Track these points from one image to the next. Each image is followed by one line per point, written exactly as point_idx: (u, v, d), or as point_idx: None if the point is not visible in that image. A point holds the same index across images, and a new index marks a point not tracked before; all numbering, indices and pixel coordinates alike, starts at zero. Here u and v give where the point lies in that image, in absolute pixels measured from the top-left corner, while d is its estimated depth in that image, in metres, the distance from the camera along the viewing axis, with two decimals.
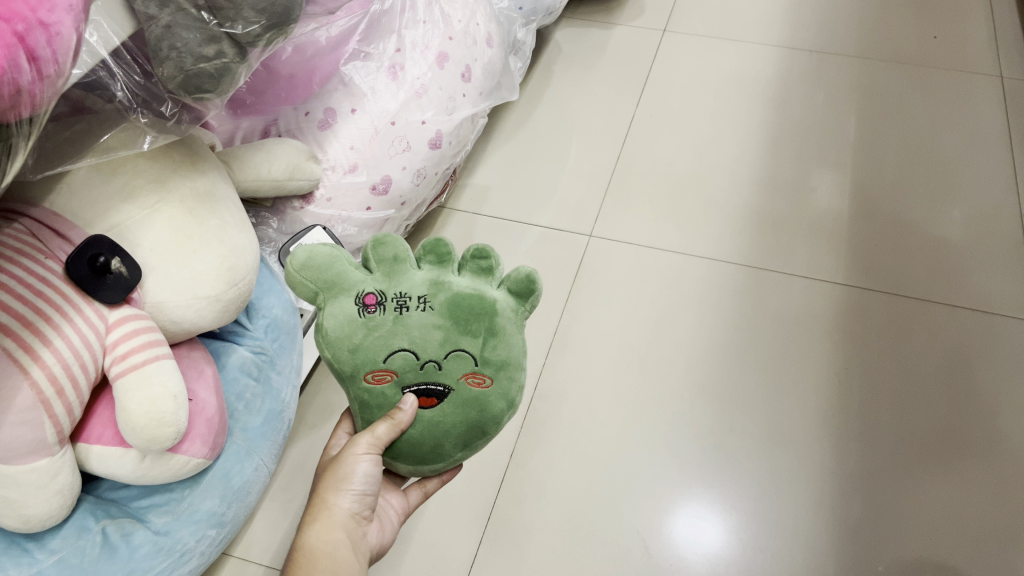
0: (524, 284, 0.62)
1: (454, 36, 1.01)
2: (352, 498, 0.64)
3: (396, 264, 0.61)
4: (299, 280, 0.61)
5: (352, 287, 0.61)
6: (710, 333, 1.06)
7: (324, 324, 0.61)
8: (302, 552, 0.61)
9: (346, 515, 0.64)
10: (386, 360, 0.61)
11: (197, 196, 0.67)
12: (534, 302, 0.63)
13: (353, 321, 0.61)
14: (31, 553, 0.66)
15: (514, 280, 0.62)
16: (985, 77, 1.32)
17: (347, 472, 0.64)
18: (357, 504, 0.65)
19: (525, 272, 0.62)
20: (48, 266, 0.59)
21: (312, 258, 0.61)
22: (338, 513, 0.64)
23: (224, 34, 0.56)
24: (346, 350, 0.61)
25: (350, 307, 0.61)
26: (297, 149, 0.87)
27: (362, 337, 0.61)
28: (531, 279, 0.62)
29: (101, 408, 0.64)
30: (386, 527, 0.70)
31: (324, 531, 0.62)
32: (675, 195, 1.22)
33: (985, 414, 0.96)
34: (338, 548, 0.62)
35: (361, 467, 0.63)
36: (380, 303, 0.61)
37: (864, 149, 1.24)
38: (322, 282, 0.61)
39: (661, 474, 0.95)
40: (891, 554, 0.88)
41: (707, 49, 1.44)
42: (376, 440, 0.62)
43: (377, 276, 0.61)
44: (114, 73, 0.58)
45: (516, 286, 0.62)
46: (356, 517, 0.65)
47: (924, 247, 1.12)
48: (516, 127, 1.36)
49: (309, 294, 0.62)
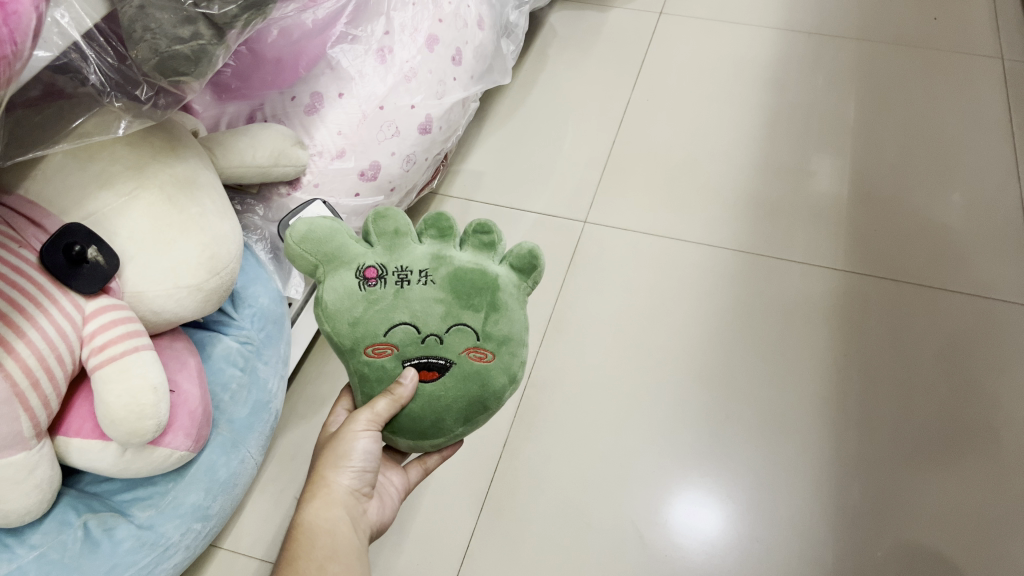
0: (527, 260, 0.61)
1: (444, 18, 0.98)
2: (352, 475, 0.63)
3: (397, 238, 0.60)
4: (298, 253, 0.60)
5: (352, 260, 0.60)
6: (705, 320, 1.05)
7: (324, 297, 0.60)
8: (301, 529, 0.60)
9: (346, 492, 0.63)
10: (387, 333, 0.60)
11: (178, 183, 0.66)
12: (537, 278, 0.62)
13: (353, 294, 0.59)
14: (11, 548, 0.66)
15: (516, 256, 0.61)
16: (986, 59, 1.30)
17: (346, 449, 0.62)
18: (357, 481, 0.63)
19: (527, 248, 0.61)
20: (23, 254, 0.58)
21: (312, 231, 0.59)
22: (337, 490, 0.62)
23: (201, 14, 0.55)
24: (347, 325, 0.60)
25: (349, 280, 0.60)
26: (282, 134, 0.85)
27: (363, 311, 0.59)
28: (533, 254, 0.61)
29: (79, 400, 0.63)
30: (386, 504, 0.69)
31: (323, 509, 0.61)
32: (671, 180, 1.20)
33: (985, 401, 0.95)
34: (337, 526, 0.60)
35: (360, 444, 0.62)
36: (381, 276, 0.59)
37: (862, 134, 1.22)
38: (322, 255, 0.60)
39: (656, 463, 0.94)
40: (890, 543, 0.87)
41: (704, 31, 1.41)
42: (376, 416, 0.61)
43: (378, 250, 0.60)
44: (87, 55, 0.56)
45: (518, 262, 0.61)
46: (356, 494, 0.64)
47: (924, 233, 1.10)
48: (509, 111, 1.34)
49: (309, 267, 0.60)
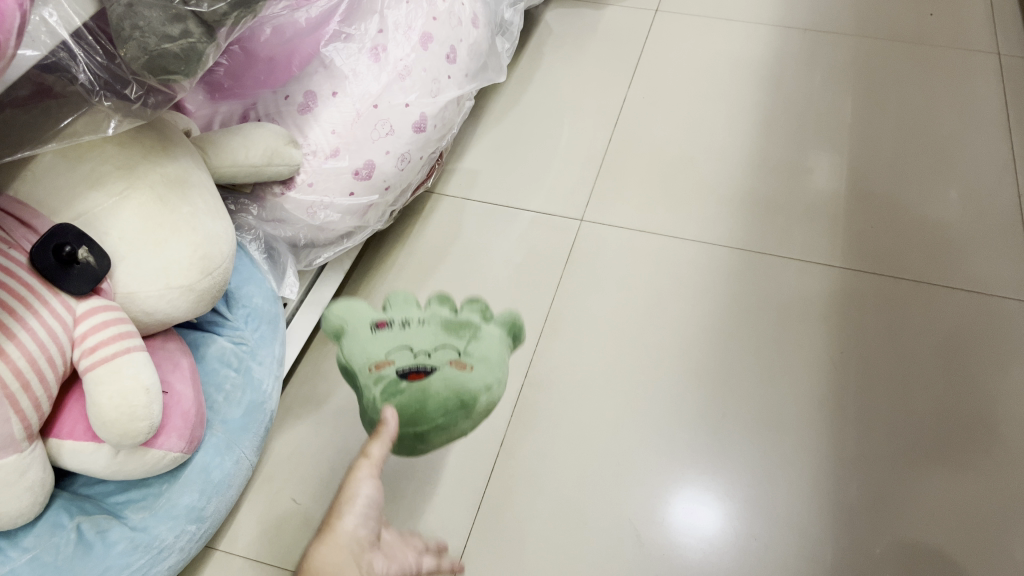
0: (511, 329, 0.81)
1: (438, 16, 0.98)
2: (358, 520, 0.63)
3: None
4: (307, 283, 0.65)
5: None
6: (702, 318, 1.04)
7: None
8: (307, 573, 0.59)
9: (352, 537, 0.62)
10: (385, 353, 0.76)
11: (169, 182, 0.65)
12: (520, 340, 0.82)
13: None
14: (4, 551, 0.66)
15: (503, 322, 0.81)
16: (982, 55, 1.30)
17: (351, 494, 0.64)
18: (364, 529, 0.63)
19: (513, 316, 0.81)
20: (13, 256, 0.57)
21: (343, 311, 0.79)
22: (343, 535, 0.62)
23: (190, 12, 0.55)
24: None
25: None
26: (275, 133, 0.84)
27: None
28: (516, 322, 0.81)
29: (71, 402, 0.63)
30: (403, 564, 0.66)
31: (327, 553, 0.60)
32: (667, 178, 1.20)
33: (983, 397, 0.95)
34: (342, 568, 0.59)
35: (363, 490, 0.63)
36: (388, 324, 0.78)
37: (859, 130, 1.22)
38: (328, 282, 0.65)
39: (653, 461, 0.94)
40: (888, 540, 0.87)
41: (700, 28, 1.41)
42: (373, 460, 0.66)
43: None
44: (75, 54, 0.56)
45: (506, 329, 0.81)
46: (364, 542, 0.63)
47: (920, 229, 1.10)
48: (505, 110, 1.33)
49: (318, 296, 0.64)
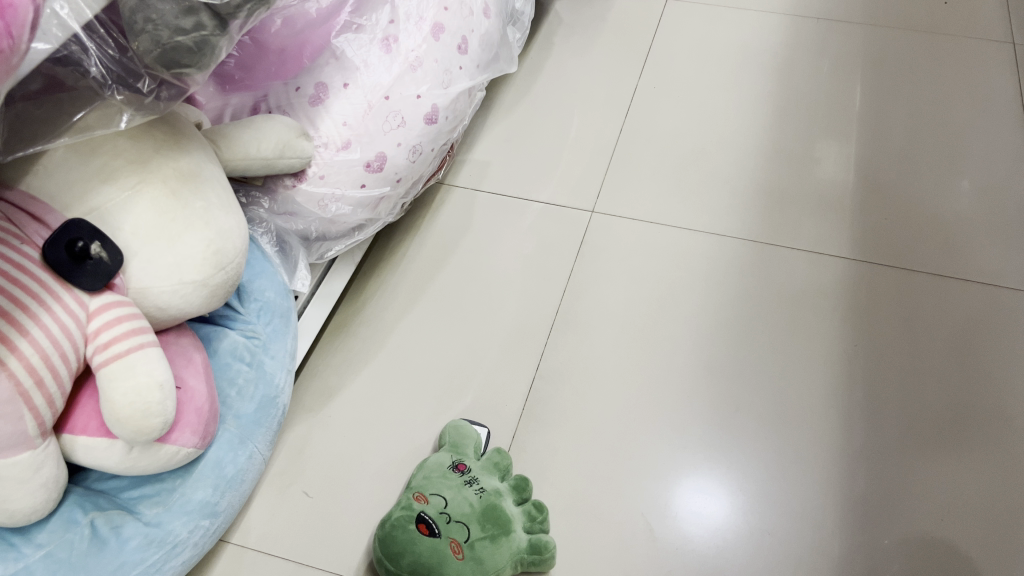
0: (538, 550, 0.83)
1: (449, 6, 0.97)
2: None
3: None
4: None
5: None
6: (716, 312, 1.03)
7: None
8: None
9: None
10: (431, 492, 0.86)
11: (182, 176, 0.64)
12: (538, 566, 0.84)
13: None
14: (17, 547, 0.67)
15: (536, 538, 0.84)
16: (996, 44, 1.28)
17: None
18: None
19: (548, 545, 0.83)
20: (25, 251, 0.58)
21: (459, 428, 0.93)
22: None
23: (202, 4, 0.54)
24: None
25: None
26: (286, 126, 0.83)
27: None
28: (546, 552, 0.83)
29: (85, 398, 0.63)
30: None
31: None
32: (679, 169, 1.18)
33: (997, 390, 0.94)
34: None
35: None
36: (463, 470, 0.88)
37: (873, 122, 1.20)
38: None
39: (664, 456, 0.93)
40: (901, 534, 0.86)
41: (712, 18, 1.39)
42: None
43: None
44: (87, 47, 0.55)
45: (535, 545, 0.84)
46: None
47: (935, 220, 1.08)
48: (514, 101, 1.32)
49: None
